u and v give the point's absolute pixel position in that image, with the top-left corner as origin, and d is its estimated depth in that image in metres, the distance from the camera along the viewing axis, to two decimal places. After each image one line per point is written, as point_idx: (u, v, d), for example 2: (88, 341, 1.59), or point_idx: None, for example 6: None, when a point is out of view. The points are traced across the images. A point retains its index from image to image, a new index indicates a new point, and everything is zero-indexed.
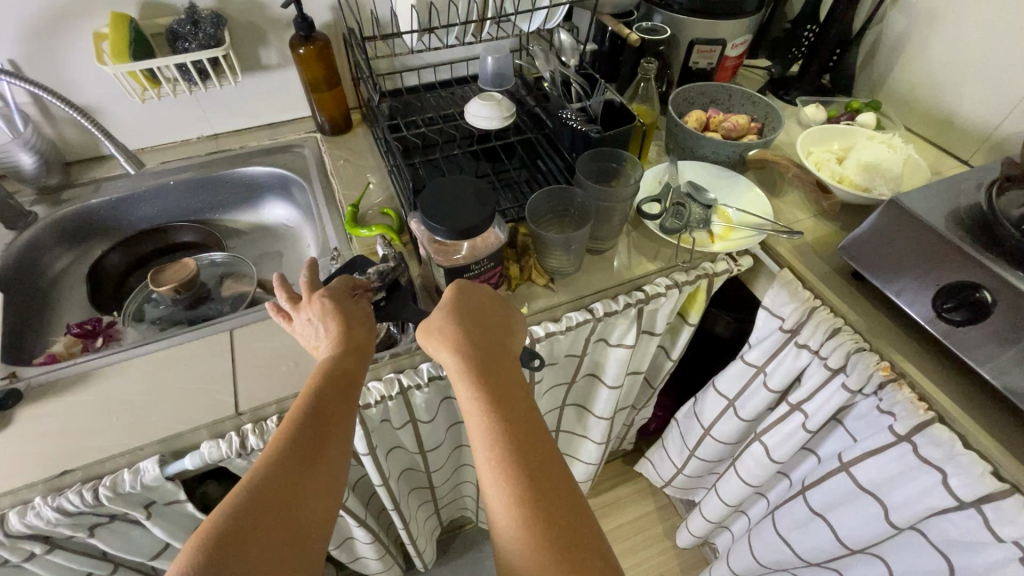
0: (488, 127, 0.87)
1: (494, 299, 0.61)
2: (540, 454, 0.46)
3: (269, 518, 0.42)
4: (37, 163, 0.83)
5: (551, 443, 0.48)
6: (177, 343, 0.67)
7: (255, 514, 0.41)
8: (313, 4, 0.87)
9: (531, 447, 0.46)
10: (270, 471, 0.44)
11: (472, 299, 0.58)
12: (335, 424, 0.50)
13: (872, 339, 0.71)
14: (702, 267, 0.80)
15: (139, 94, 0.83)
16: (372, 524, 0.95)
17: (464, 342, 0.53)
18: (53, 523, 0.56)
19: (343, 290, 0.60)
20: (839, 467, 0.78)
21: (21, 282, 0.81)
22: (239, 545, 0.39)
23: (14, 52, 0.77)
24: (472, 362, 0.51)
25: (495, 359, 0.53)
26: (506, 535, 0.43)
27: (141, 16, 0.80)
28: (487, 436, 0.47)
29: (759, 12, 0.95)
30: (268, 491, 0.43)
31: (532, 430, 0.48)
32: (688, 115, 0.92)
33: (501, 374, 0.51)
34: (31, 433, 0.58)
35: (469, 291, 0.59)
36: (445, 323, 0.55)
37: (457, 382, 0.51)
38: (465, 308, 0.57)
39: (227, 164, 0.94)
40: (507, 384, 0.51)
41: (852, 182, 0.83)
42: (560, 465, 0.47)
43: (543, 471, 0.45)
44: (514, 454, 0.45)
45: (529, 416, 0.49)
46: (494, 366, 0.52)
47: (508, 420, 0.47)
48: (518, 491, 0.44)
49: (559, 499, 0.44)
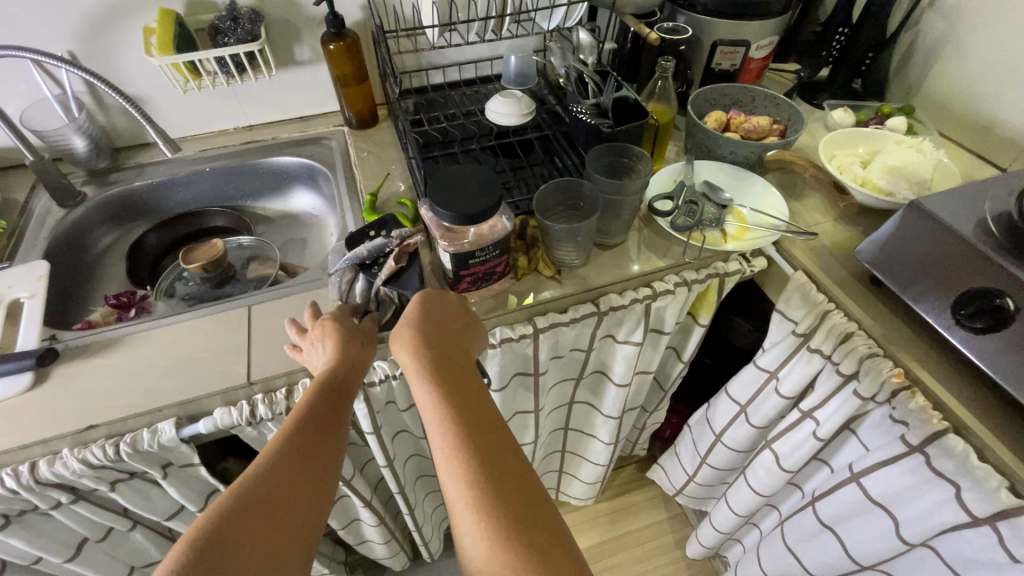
0: (507, 124, 0.90)
1: (458, 305, 0.62)
2: (493, 448, 0.47)
3: (257, 525, 0.44)
4: (88, 147, 0.90)
5: (510, 438, 0.49)
6: (200, 316, 0.71)
7: (241, 521, 0.43)
8: (345, 3, 0.91)
9: (485, 441, 0.47)
10: (255, 482, 0.46)
11: (434, 304, 0.60)
12: (324, 436, 0.52)
13: (886, 345, 0.68)
14: (713, 267, 0.80)
15: (181, 85, 0.88)
16: (379, 507, 0.97)
17: (424, 343, 0.54)
18: (77, 474, 0.60)
19: (342, 312, 0.63)
20: (850, 478, 0.75)
21: (70, 256, 0.88)
22: (227, 552, 0.41)
23: (73, 44, 0.84)
24: (432, 363, 0.52)
25: (456, 361, 0.54)
26: (466, 530, 0.43)
27: (186, 13, 0.86)
28: (443, 432, 0.47)
29: (787, 13, 0.94)
30: (253, 500, 0.45)
31: (490, 426, 0.49)
32: (708, 115, 0.91)
33: (460, 376, 0.52)
34: (64, 390, 0.63)
35: (431, 297, 0.60)
36: (407, 327, 0.56)
37: (415, 383, 0.52)
38: (427, 313, 0.58)
39: (260, 154, 0.99)
40: (465, 385, 0.52)
41: (875, 185, 0.80)
42: (519, 459, 0.48)
43: (501, 465, 0.46)
44: (470, 449, 0.46)
45: (488, 413, 0.50)
46: (454, 367, 0.53)
47: (466, 417, 0.48)
48: (475, 484, 0.44)
49: (518, 491, 0.45)
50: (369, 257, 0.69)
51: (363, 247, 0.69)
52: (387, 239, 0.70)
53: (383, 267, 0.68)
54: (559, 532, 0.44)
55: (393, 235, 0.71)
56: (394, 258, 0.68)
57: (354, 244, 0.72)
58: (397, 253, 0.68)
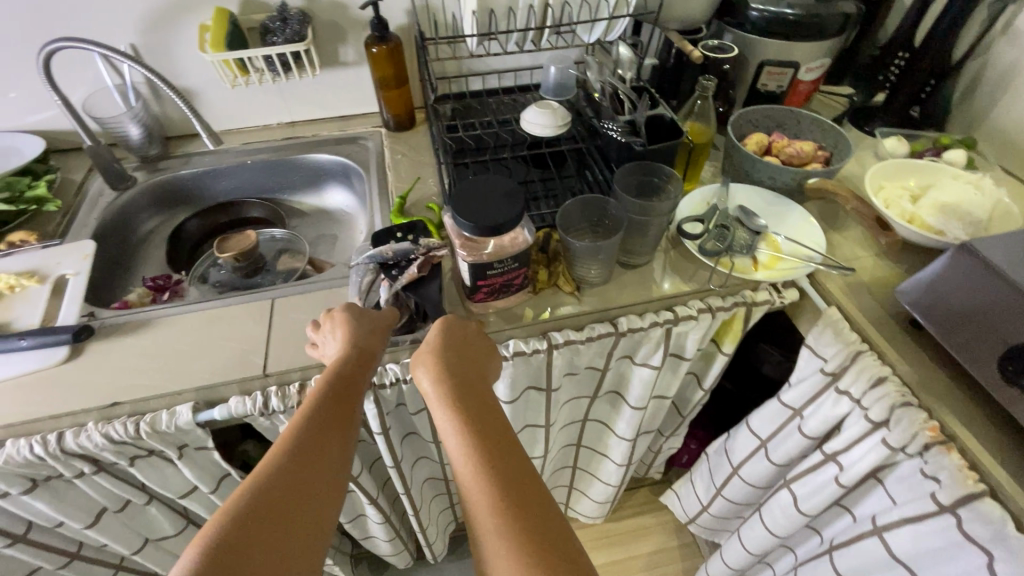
0: (543, 135, 0.89)
1: (478, 333, 0.63)
2: (514, 471, 0.47)
3: (273, 511, 0.45)
4: (142, 135, 0.95)
5: (528, 461, 0.48)
6: (226, 304, 0.74)
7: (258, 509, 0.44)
8: (391, 7, 0.93)
9: (506, 464, 0.47)
10: (271, 472, 0.47)
11: (455, 333, 0.60)
12: (336, 425, 0.53)
13: (921, 394, 0.64)
14: (740, 295, 0.77)
15: (231, 81, 0.92)
16: (385, 504, 0.98)
17: (445, 370, 0.54)
18: (100, 447, 0.63)
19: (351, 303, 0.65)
20: (872, 530, 0.71)
21: (116, 237, 0.93)
22: (244, 537, 0.43)
23: (136, 37, 0.89)
24: (453, 391, 0.52)
25: (477, 389, 0.54)
26: (488, 558, 0.42)
27: (241, 11, 0.89)
28: (464, 458, 0.47)
29: (842, 35, 0.90)
30: (269, 490, 0.46)
31: (508, 451, 0.48)
32: (749, 137, 0.88)
33: (479, 403, 0.52)
34: (95, 366, 0.66)
35: (451, 324, 0.61)
36: (428, 355, 0.56)
37: (437, 411, 0.52)
38: (449, 341, 0.59)
39: (300, 150, 1.02)
40: (485, 410, 0.52)
41: (923, 223, 0.75)
42: (535, 481, 0.47)
43: (518, 489, 0.45)
44: (489, 474, 0.46)
45: (506, 438, 0.50)
46: (474, 393, 0.53)
47: (484, 443, 0.48)
48: (495, 509, 0.44)
49: (535, 513, 0.44)
50: (392, 258, 0.69)
51: (389, 247, 0.70)
52: (414, 246, 0.70)
53: (404, 272, 0.68)
54: (578, 554, 0.42)
55: (421, 241, 0.71)
56: (417, 266, 0.68)
57: (379, 241, 0.72)
58: (421, 262, 0.68)
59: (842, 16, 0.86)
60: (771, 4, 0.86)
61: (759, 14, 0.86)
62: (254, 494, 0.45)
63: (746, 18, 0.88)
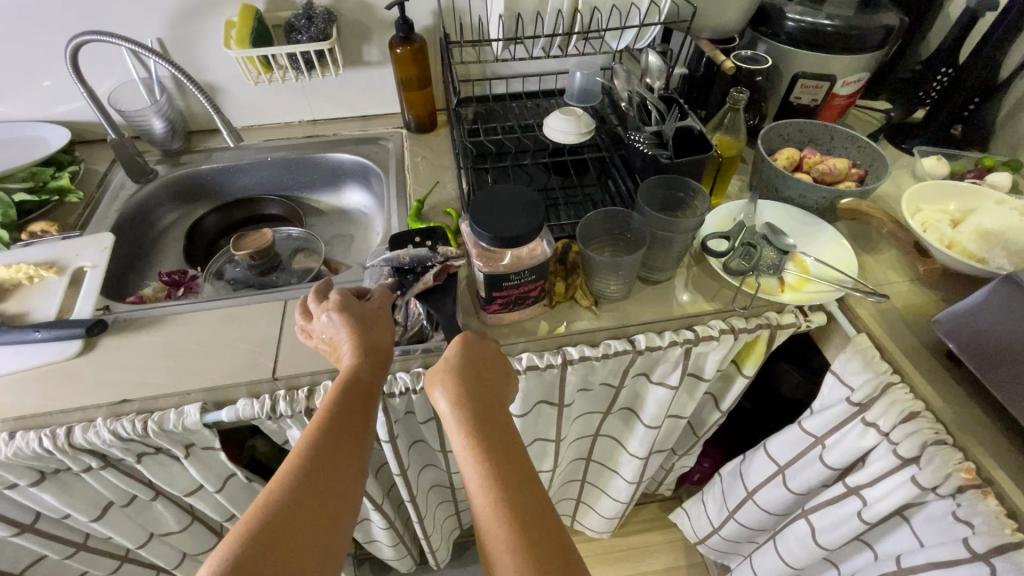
0: (565, 142, 0.87)
1: (496, 353, 0.61)
2: (532, 505, 0.45)
3: (291, 529, 0.44)
4: (166, 129, 0.95)
5: (545, 494, 0.47)
6: (239, 303, 0.73)
7: (276, 525, 0.43)
8: (416, 8, 0.92)
9: (524, 497, 0.45)
10: (288, 486, 0.46)
11: (474, 352, 0.58)
12: (353, 437, 0.52)
13: (955, 433, 0.61)
14: (764, 316, 0.74)
15: (254, 77, 0.91)
16: (390, 510, 0.97)
17: (464, 393, 0.53)
18: (108, 444, 0.63)
19: (345, 294, 0.62)
20: (895, 571, 0.67)
21: (136, 230, 0.93)
22: (261, 555, 0.41)
23: (163, 32, 0.89)
24: (470, 417, 0.51)
25: (494, 414, 0.52)
26: None
27: (267, 9, 0.89)
28: (481, 490, 0.45)
29: (882, 49, 0.86)
30: (287, 507, 0.45)
31: (526, 483, 0.46)
32: (780, 152, 0.85)
33: (496, 429, 0.50)
34: (107, 361, 0.66)
35: (471, 342, 0.59)
36: (446, 374, 0.55)
37: (455, 437, 0.50)
38: (467, 361, 0.57)
39: (320, 149, 1.02)
40: (503, 437, 0.50)
41: (963, 250, 0.72)
42: (553, 515, 0.45)
43: (536, 526, 0.43)
44: (506, 510, 0.44)
45: (524, 468, 0.48)
46: (492, 418, 0.51)
47: (503, 474, 0.46)
48: (515, 545, 0.42)
49: (554, 552, 0.42)
50: (409, 263, 0.68)
51: (406, 252, 0.68)
52: (432, 253, 0.68)
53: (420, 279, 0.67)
54: None
55: (439, 249, 0.69)
56: (433, 275, 0.67)
57: (398, 244, 0.71)
58: (437, 272, 0.67)
59: (884, 28, 0.82)
60: (808, 15, 0.83)
61: (796, 25, 0.84)
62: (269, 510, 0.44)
63: (782, 28, 0.86)
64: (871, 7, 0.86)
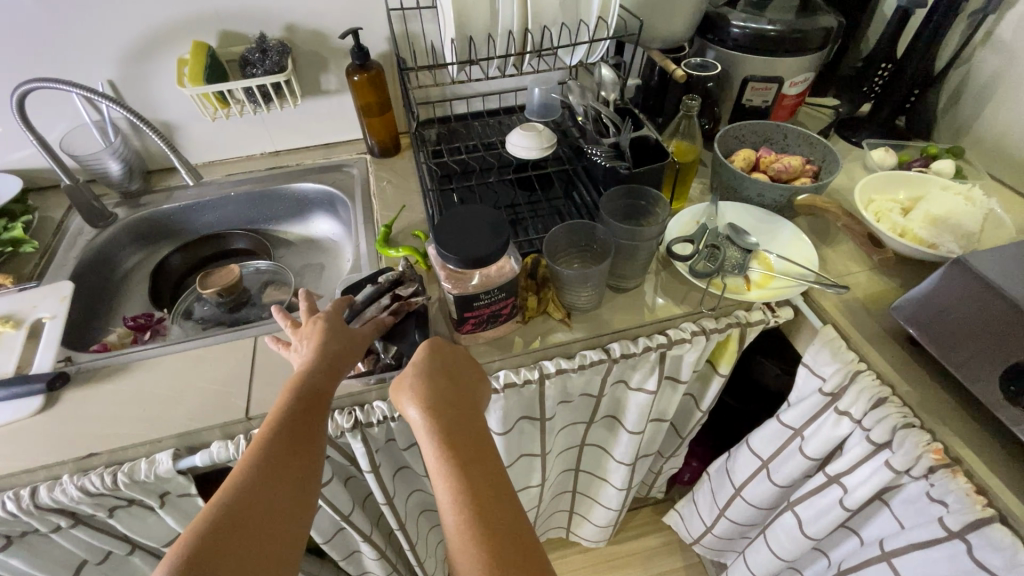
0: (528, 157, 0.87)
1: (465, 359, 0.60)
2: (501, 516, 0.44)
3: (243, 532, 0.43)
4: (123, 170, 0.93)
5: (518, 504, 0.46)
6: (207, 344, 0.72)
7: (231, 528, 0.43)
8: (370, 35, 0.93)
9: (494, 508, 0.45)
10: (238, 489, 0.45)
11: (442, 356, 0.58)
12: (304, 439, 0.51)
13: (923, 415, 0.62)
14: (734, 315, 0.75)
15: (210, 113, 0.90)
16: (380, 540, 0.95)
17: (432, 400, 0.52)
18: (76, 500, 0.61)
19: (334, 316, 0.62)
20: (880, 555, 0.69)
21: (97, 275, 0.91)
22: (212, 556, 0.41)
23: (113, 74, 0.88)
24: (439, 422, 0.50)
25: (464, 415, 0.52)
26: None
27: (219, 45, 0.88)
28: (450, 495, 0.45)
29: (824, 50, 0.90)
30: (242, 509, 0.44)
31: (492, 483, 0.47)
32: (736, 153, 0.87)
33: (464, 430, 0.50)
34: (71, 414, 0.64)
35: (439, 350, 0.59)
36: (414, 382, 0.54)
37: (424, 446, 0.49)
38: (436, 365, 0.57)
39: (284, 180, 1.01)
40: (475, 445, 0.49)
41: (915, 236, 0.75)
42: (520, 514, 0.46)
43: (507, 537, 0.43)
44: (474, 512, 0.44)
45: (492, 470, 0.48)
46: (462, 425, 0.51)
47: (474, 485, 0.46)
48: (484, 557, 0.41)
49: (523, 554, 0.42)
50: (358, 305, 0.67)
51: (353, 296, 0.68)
52: (377, 286, 0.68)
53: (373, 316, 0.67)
54: None
55: (381, 279, 0.69)
56: (386, 312, 0.67)
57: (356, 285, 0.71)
58: (393, 309, 0.67)
59: (823, 31, 0.86)
60: (751, 21, 0.86)
61: (741, 31, 0.87)
62: (227, 510, 0.44)
63: (728, 35, 0.88)
64: (810, 11, 0.90)
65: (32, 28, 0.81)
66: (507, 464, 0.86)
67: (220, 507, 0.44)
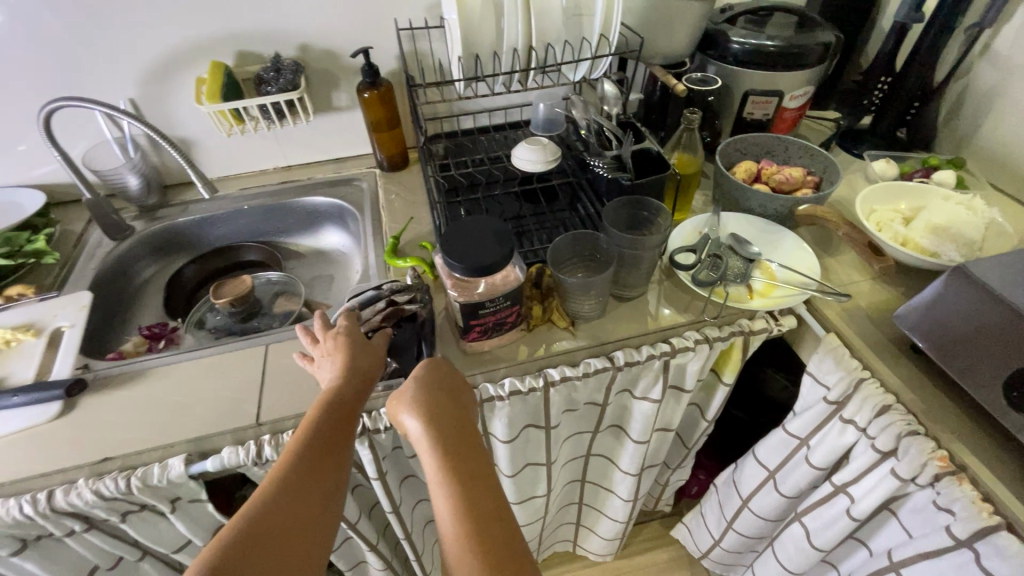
0: (532, 170, 0.89)
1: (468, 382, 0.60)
2: (500, 547, 0.44)
3: (266, 546, 0.44)
4: (141, 184, 0.97)
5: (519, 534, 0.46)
6: (219, 352, 0.74)
7: (248, 546, 0.44)
8: (381, 54, 0.96)
9: (495, 538, 0.45)
10: (257, 508, 0.46)
11: (448, 378, 0.59)
12: (324, 457, 0.52)
13: (927, 422, 0.62)
14: (737, 324, 0.76)
15: (226, 129, 0.93)
16: (386, 551, 0.96)
17: (436, 424, 0.52)
18: (90, 504, 0.62)
19: (355, 330, 0.63)
20: (889, 566, 0.68)
21: (115, 286, 0.94)
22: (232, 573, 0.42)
23: (135, 93, 0.92)
24: (441, 445, 0.51)
25: (468, 440, 0.52)
26: None
27: (236, 64, 0.92)
28: (453, 523, 0.45)
29: (823, 64, 0.91)
30: (260, 529, 0.45)
31: (494, 510, 0.47)
32: (738, 166, 0.89)
33: (467, 456, 0.50)
34: (87, 420, 0.66)
35: (445, 371, 0.59)
36: (418, 404, 0.54)
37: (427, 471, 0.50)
38: (439, 387, 0.57)
39: (296, 194, 1.04)
40: (478, 471, 0.49)
41: (917, 246, 0.75)
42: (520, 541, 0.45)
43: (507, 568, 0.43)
44: (479, 540, 0.44)
45: (494, 500, 0.48)
46: (466, 450, 0.51)
47: (475, 512, 0.46)
48: None
49: None
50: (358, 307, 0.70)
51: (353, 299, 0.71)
52: (378, 291, 0.71)
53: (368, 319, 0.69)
54: None
55: (384, 285, 0.71)
56: (382, 318, 0.68)
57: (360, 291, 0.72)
58: (386, 314, 0.68)
59: (822, 45, 0.88)
60: (751, 37, 0.88)
61: (741, 46, 0.89)
62: (246, 528, 0.45)
63: (728, 50, 0.91)
64: (808, 26, 0.92)
65: (59, 50, 0.85)
66: (513, 473, 0.86)
67: (242, 523, 0.45)
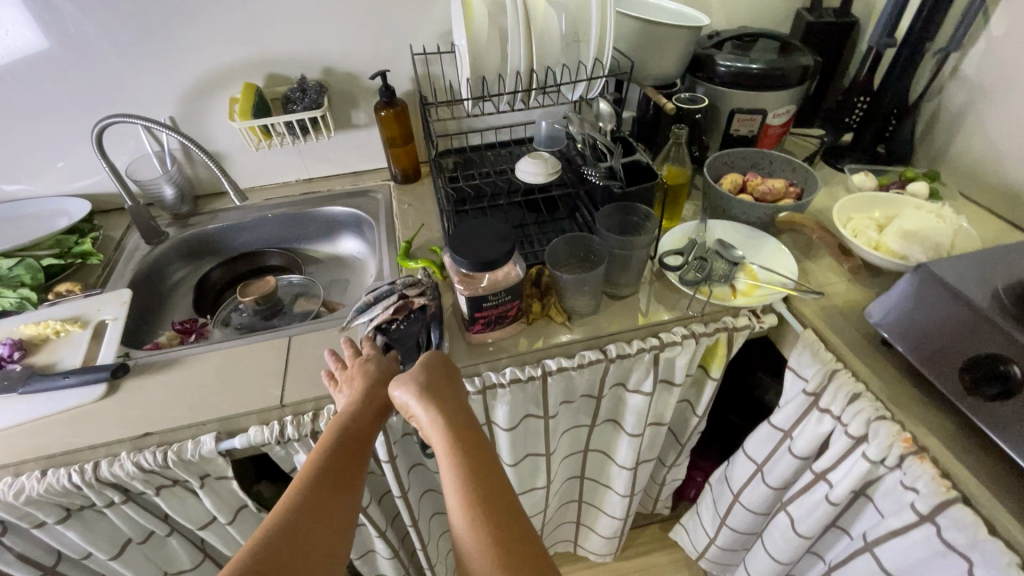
0: (534, 181, 0.96)
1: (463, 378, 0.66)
2: (506, 523, 0.50)
3: (294, 544, 0.49)
4: (176, 194, 1.05)
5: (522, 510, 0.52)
6: (246, 343, 0.81)
7: (279, 544, 0.48)
8: (397, 76, 1.05)
9: (500, 514, 0.50)
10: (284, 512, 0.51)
11: (449, 376, 0.64)
12: (343, 467, 0.57)
13: (894, 408, 0.68)
14: (722, 321, 0.82)
15: (255, 144, 1.02)
16: (394, 540, 1.01)
17: (441, 418, 0.58)
18: (130, 475, 0.69)
19: (376, 358, 0.69)
20: (865, 547, 0.73)
21: (149, 286, 1.02)
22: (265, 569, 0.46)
23: (174, 111, 1.01)
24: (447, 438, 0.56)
25: (470, 431, 0.58)
26: None
27: (266, 85, 1.02)
28: (461, 500, 0.51)
29: (803, 85, 0.99)
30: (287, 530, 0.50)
31: (497, 492, 0.52)
32: (724, 178, 0.96)
33: (470, 445, 0.56)
34: (128, 400, 0.73)
35: (444, 370, 0.65)
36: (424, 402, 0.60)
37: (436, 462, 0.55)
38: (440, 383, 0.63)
39: (316, 204, 1.12)
40: (482, 458, 0.55)
41: (888, 249, 0.81)
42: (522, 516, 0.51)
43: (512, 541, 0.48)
44: (484, 513, 0.50)
45: (496, 482, 0.53)
46: (469, 441, 0.57)
47: (481, 494, 0.51)
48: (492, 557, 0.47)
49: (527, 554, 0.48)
50: (375, 301, 0.78)
51: (370, 294, 0.78)
52: (392, 285, 0.78)
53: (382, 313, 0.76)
54: None
55: (398, 281, 0.79)
56: (393, 309, 0.75)
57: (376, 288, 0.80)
58: (397, 306, 0.75)
59: (802, 68, 0.95)
60: (736, 60, 0.96)
61: (726, 69, 0.97)
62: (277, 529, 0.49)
63: (714, 73, 0.99)
64: (789, 50, 1.00)
65: (110, 73, 0.95)
66: (514, 462, 0.92)
67: (273, 525, 0.50)
